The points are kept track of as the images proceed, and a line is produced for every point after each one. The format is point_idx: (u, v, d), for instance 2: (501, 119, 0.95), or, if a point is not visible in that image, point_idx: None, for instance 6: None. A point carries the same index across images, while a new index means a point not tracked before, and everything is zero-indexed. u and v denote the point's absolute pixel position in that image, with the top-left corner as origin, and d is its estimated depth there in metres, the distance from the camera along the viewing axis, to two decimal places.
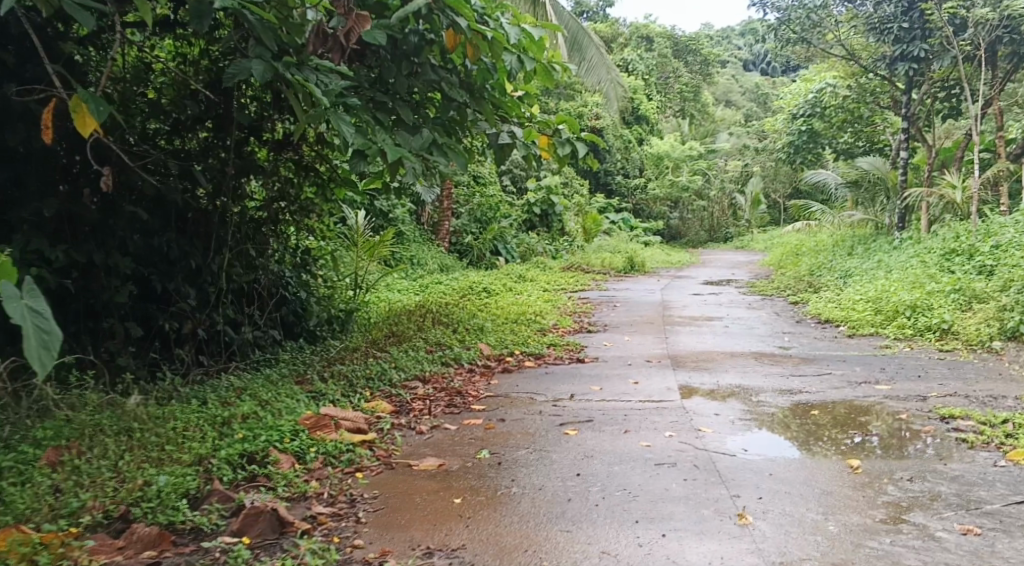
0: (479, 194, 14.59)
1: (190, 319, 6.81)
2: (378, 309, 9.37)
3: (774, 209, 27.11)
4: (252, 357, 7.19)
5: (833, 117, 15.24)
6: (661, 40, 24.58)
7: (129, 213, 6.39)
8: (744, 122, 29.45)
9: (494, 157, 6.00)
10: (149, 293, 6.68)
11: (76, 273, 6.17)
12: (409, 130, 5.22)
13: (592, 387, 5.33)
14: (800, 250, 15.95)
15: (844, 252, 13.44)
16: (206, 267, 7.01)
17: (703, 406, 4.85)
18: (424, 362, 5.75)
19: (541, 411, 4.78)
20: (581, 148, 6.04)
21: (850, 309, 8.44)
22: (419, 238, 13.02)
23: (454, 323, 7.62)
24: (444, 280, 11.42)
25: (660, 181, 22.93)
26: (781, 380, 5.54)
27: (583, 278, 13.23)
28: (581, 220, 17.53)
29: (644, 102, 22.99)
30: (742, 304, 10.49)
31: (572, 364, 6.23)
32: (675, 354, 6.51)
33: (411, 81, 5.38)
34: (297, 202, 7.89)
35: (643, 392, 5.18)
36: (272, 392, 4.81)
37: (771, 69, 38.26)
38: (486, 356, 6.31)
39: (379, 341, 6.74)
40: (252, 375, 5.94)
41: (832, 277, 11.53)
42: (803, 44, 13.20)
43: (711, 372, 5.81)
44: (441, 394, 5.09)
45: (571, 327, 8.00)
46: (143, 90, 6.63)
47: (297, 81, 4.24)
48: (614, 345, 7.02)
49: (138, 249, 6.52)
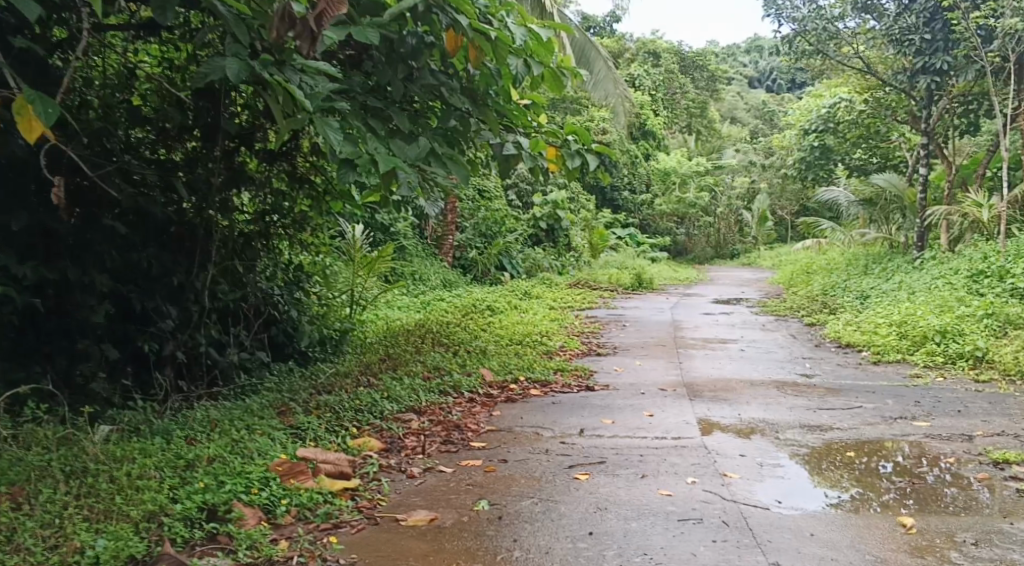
0: (484, 208, 14.15)
1: (171, 340, 6.39)
2: (375, 327, 8.91)
3: (781, 226, 26.72)
4: (237, 381, 6.77)
5: (847, 132, 14.81)
6: (668, 55, 24.23)
7: (106, 228, 5.97)
8: (751, 138, 29.07)
9: (498, 170, 5.55)
10: (127, 314, 6.26)
11: (49, 292, 5.76)
12: (405, 139, 4.79)
13: (603, 420, 4.86)
14: (812, 268, 15.51)
15: (859, 271, 13.01)
16: (189, 284, 6.59)
17: (727, 445, 4.39)
18: (421, 391, 5.29)
19: (547, 450, 4.32)
20: (591, 158, 5.54)
21: (873, 333, 8.00)
22: (422, 253, 12.58)
23: (454, 345, 7.16)
24: (447, 297, 10.97)
25: (667, 197, 22.48)
26: (809, 415, 5.07)
27: (590, 295, 12.79)
28: (588, 236, 17.11)
29: (651, 117, 22.60)
30: (757, 324, 10.04)
31: (581, 392, 5.76)
32: (691, 383, 6.05)
33: (408, 85, 4.94)
34: (289, 216, 7.44)
35: (660, 427, 4.71)
36: (249, 426, 4.36)
37: (776, 85, 37.89)
38: (488, 383, 5.86)
39: (373, 365, 6.30)
40: (234, 404, 5.49)
41: (848, 298, 11.09)
42: (818, 57, 12.80)
43: (731, 403, 5.35)
44: (437, 429, 4.63)
45: (579, 350, 7.53)
46: (124, 96, 6.23)
47: (277, 82, 3.79)
48: (625, 371, 6.55)
49: (116, 266, 6.11)
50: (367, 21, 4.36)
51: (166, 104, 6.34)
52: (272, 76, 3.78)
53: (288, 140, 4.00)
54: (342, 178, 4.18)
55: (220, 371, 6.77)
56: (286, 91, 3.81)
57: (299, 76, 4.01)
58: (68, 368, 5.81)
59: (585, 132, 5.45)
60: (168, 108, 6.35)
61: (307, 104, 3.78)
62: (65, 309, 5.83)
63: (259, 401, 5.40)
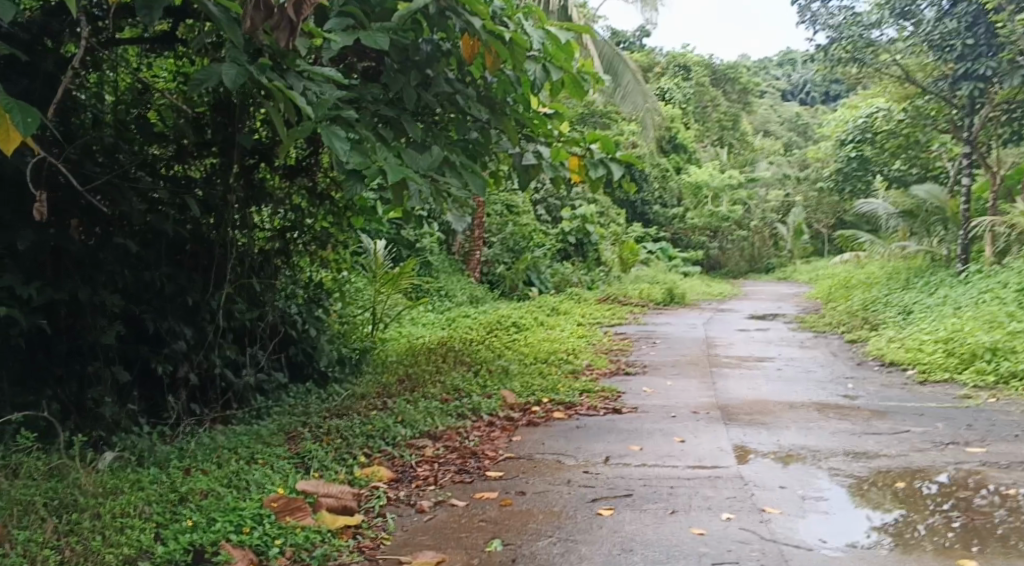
0: (512, 223, 13.87)
1: (185, 362, 6.18)
2: (398, 346, 8.65)
3: (817, 240, 26.17)
4: (253, 403, 6.56)
5: (885, 142, 14.35)
6: (699, 68, 23.88)
7: (117, 245, 5.77)
8: (785, 151, 28.58)
9: (518, 182, 5.27)
10: (140, 334, 6.07)
11: (62, 311, 5.59)
12: (417, 150, 4.54)
13: (630, 447, 4.56)
14: (850, 282, 15.07)
15: (899, 286, 12.56)
16: (205, 303, 6.38)
17: (766, 474, 4.06)
18: (436, 415, 5.02)
19: (569, 480, 4.03)
20: (615, 168, 5.24)
21: (918, 350, 7.61)
22: (448, 268, 12.33)
23: (476, 364, 6.88)
24: (473, 314, 10.70)
25: (700, 211, 22.06)
26: (852, 441, 4.73)
27: (620, 310, 12.45)
28: (618, 250, 16.77)
29: (681, 130, 22.29)
30: (794, 341, 9.66)
31: (607, 415, 5.46)
32: (724, 405, 5.71)
33: (422, 92, 4.68)
34: (310, 232, 7.23)
35: (692, 455, 4.39)
36: (252, 457, 4.12)
37: (810, 98, 37.32)
38: (509, 406, 5.57)
39: (391, 387, 6.05)
40: (244, 429, 5.26)
41: (890, 313, 10.67)
42: (853, 66, 12.44)
43: (769, 428, 5.02)
44: (452, 458, 4.35)
45: (607, 369, 7.22)
46: (137, 111, 6.08)
47: (277, 87, 3.54)
48: (655, 392, 6.22)
49: (128, 285, 5.92)
50: (377, 24, 4.11)
51: (182, 118, 6.17)
52: (272, 81, 3.54)
53: (290, 151, 3.77)
54: (348, 191, 3.92)
55: (236, 392, 6.56)
56: (286, 97, 3.58)
57: (302, 82, 3.78)
58: (80, 391, 5.61)
59: (608, 141, 5.14)
60: (184, 122, 6.17)
61: (308, 111, 3.54)
62: (76, 330, 5.66)
63: (268, 426, 5.16)
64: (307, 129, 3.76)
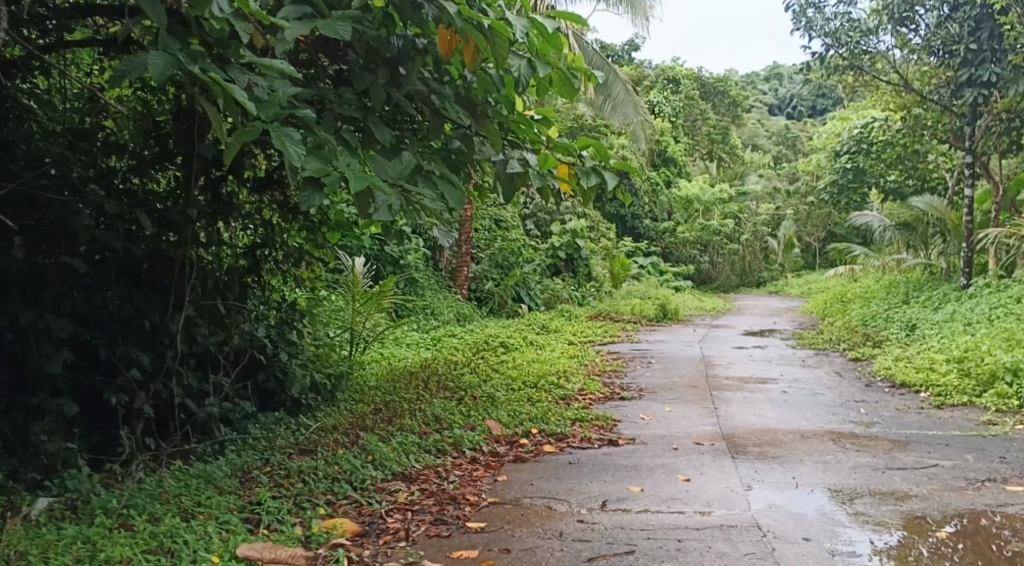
0: (500, 239, 13.38)
1: (142, 392, 5.66)
2: (378, 369, 8.11)
3: (808, 253, 25.85)
4: (217, 435, 6.00)
5: (882, 153, 13.94)
6: (688, 81, 23.51)
7: (64, 265, 5.25)
8: (774, 164, 28.24)
9: (503, 194, 4.78)
10: (92, 362, 5.56)
11: (7, 336, 5.13)
12: (385, 156, 4.04)
13: (630, 488, 4.05)
14: (848, 296, 14.64)
15: (899, 300, 12.13)
16: (164, 327, 5.85)
17: (786, 523, 3.57)
18: (411, 452, 4.51)
19: (561, 532, 3.52)
20: (608, 178, 4.73)
21: (930, 370, 7.14)
22: (434, 285, 11.82)
23: (460, 391, 6.35)
24: (459, 333, 10.18)
25: (690, 225, 21.63)
26: (875, 478, 4.23)
27: (612, 327, 11.94)
28: (608, 265, 16.29)
29: (671, 143, 21.94)
30: (796, 360, 9.17)
31: (602, 448, 4.95)
32: (730, 435, 5.21)
33: (393, 91, 4.19)
34: (281, 249, 6.71)
35: (699, 497, 3.89)
36: (193, 512, 3.62)
37: (797, 111, 37.05)
38: (495, 439, 5.05)
39: (366, 418, 5.53)
40: (200, 468, 4.74)
41: (893, 329, 10.23)
42: (850, 73, 11.96)
43: (782, 463, 4.53)
44: (429, 505, 3.84)
45: (599, 394, 6.69)
46: (91, 120, 5.60)
47: (214, 79, 3.03)
48: (653, 419, 5.72)
49: (78, 308, 5.41)
50: (338, 13, 3.64)
51: (139, 126, 5.67)
52: (208, 73, 3.07)
53: (234, 159, 3.29)
54: (303, 204, 3.41)
55: (199, 422, 6.01)
56: (225, 94, 3.10)
57: (245, 76, 3.31)
58: (25, 424, 5.07)
59: (601, 146, 4.64)
60: (141, 132, 5.66)
61: (251, 109, 3.06)
62: (18, 357, 5.15)
63: (224, 466, 4.65)
64: (255, 131, 3.27)
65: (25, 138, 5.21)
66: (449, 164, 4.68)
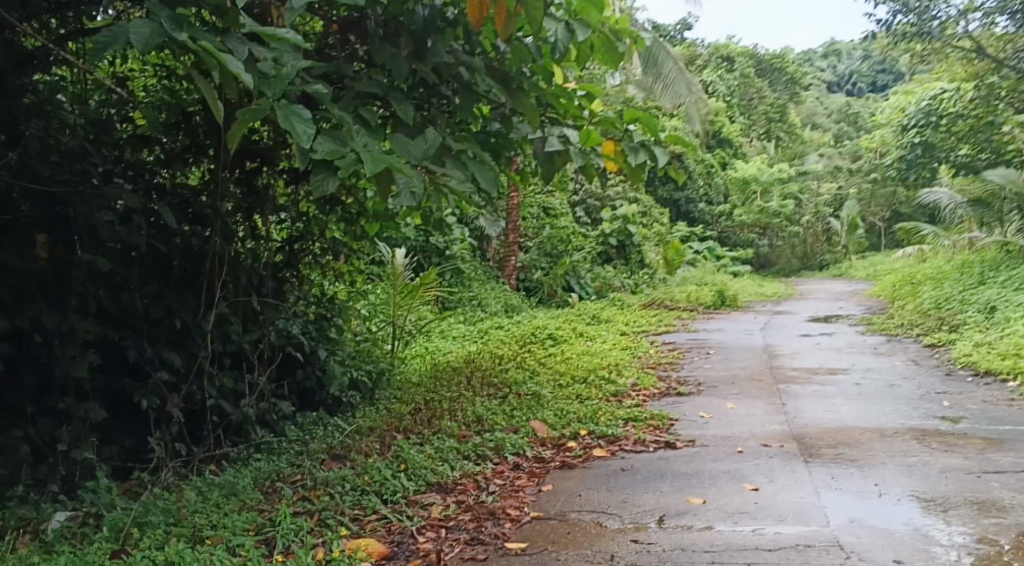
0: (550, 226, 12.99)
1: (174, 395, 5.36)
2: (420, 365, 7.77)
3: (871, 233, 25.00)
4: (252, 437, 5.69)
5: (952, 126, 13.22)
6: (742, 60, 22.80)
7: (88, 264, 4.97)
8: (834, 142, 27.34)
9: (540, 176, 4.39)
10: (121, 365, 5.28)
11: (36, 338, 4.86)
12: (409, 135, 3.66)
13: (690, 500, 3.62)
14: (917, 278, 13.94)
15: (974, 280, 11.44)
16: (196, 326, 5.54)
17: (872, 543, 3.12)
18: (447, 460, 4.15)
19: (612, 555, 3.14)
20: (658, 153, 4.27)
21: (1019, 358, 6.55)
22: (482, 275, 11.49)
23: (504, 388, 5.98)
24: (506, 324, 9.82)
25: (748, 207, 21.01)
26: (971, 485, 3.74)
27: (666, 316, 11.45)
28: (662, 250, 15.77)
29: (726, 124, 21.27)
30: (866, 348, 8.61)
31: (657, 451, 4.54)
32: (799, 435, 4.75)
33: (417, 64, 3.81)
34: (318, 242, 6.39)
35: (771, 510, 3.45)
36: (203, 535, 3.32)
37: (856, 88, 35.95)
38: (540, 442, 4.67)
39: (403, 419, 5.21)
40: (226, 477, 4.44)
41: (971, 312, 9.59)
42: (915, 41, 11.30)
43: (862, 468, 4.05)
44: (465, 522, 3.48)
45: (654, 389, 6.25)
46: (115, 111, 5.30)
47: (206, 48, 2.66)
48: (714, 418, 5.27)
49: (104, 309, 5.13)
50: None
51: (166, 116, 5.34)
52: (200, 41, 2.73)
53: (237, 140, 2.95)
54: (315, 189, 3.06)
55: (233, 424, 5.70)
56: (220, 64, 2.76)
57: (247, 46, 2.97)
58: (52, 430, 4.80)
59: (649, 117, 4.20)
60: (168, 123, 5.34)
61: (248, 81, 2.70)
62: (41, 360, 4.89)
63: (251, 476, 4.33)
64: (260, 109, 2.93)
65: (44, 134, 4.84)
66: (488, 149, 4.44)
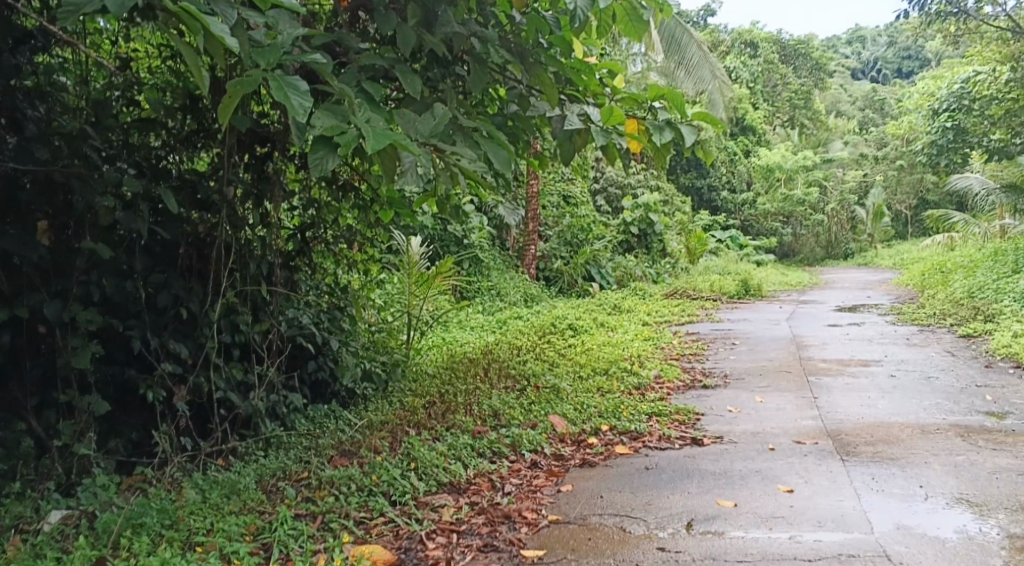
0: (569, 215, 12.74)
1: (180, 387, 5.14)
2: (437, 356, 7.54)
3: (897, 222, 24.59)
4: (261, 431, 5.43)
5: (985, 109, 12.85)
6: (766, 45, 22.43)
7: (89, 251, 4.76)
8: (859, 129, 26.87)
9: (560, 155, 4.13)
10: (125, 355, 5.08)
11: (38, 328, 4.66)
12: (417, 111, 3.44)
13: (721, 502, 3.39)
14: (946, 266, 13.60)
15: (1008, 269, 11.10)
16: (203, 316, 5.30)
17: (923, 554, 2.90)
18: (460, 457, 3.94)
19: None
20: (685, 131, 3.98)
21: None
22: (501, 264, 11.25)
23: (522, 381, 5.75)
24: (525, 315, 9.57)
25: (772, 195, 20.62)
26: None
27: (689, 306, 11.16)
28: (684, 239, 15.48)
29: (750, 110, 20.85)
30: (899, 338, 8.30)
31: (683, 448, 4.29)
32: (835, 432, 4.48)
33: (426, 35, 3.59)
34: (331, 230, 6.14)
35: (807, 515, 3.23)
36: (194, 542, 3.12)
37: (881, 75, 35.32)
38: (559, 439, 4.43)
39: (416, 413, 4.99)
40: (230, 474, 4.21)
41: (1006, 301, 9.27)
42: (948, 21, 11.02)
43: (906, 468, 3.80)
44: (478, 526, 3.26)
45: (679, 382, 5.99)
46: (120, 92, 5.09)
47: (185, 8, 2.42)
48: (743, 413, 5.01)
49: (106, 298, 4.92)
50: None
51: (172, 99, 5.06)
52: (180, 1, 2.49)
53: (228, 114, 2.76)
54: (312, 166, 2.84)
55: (241, 417, 5.44)
56: (203, 28, 2.52)
57: (239, 12, 2.74)
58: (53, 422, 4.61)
59: (676, 93, 3.92)
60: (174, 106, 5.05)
61: (233, 45, 2.50)
62: (43, 350, 4.70)
63: (257, 473, 4.10)
64: (252, 79, 2.73)
65: (45, 118, 4.64)
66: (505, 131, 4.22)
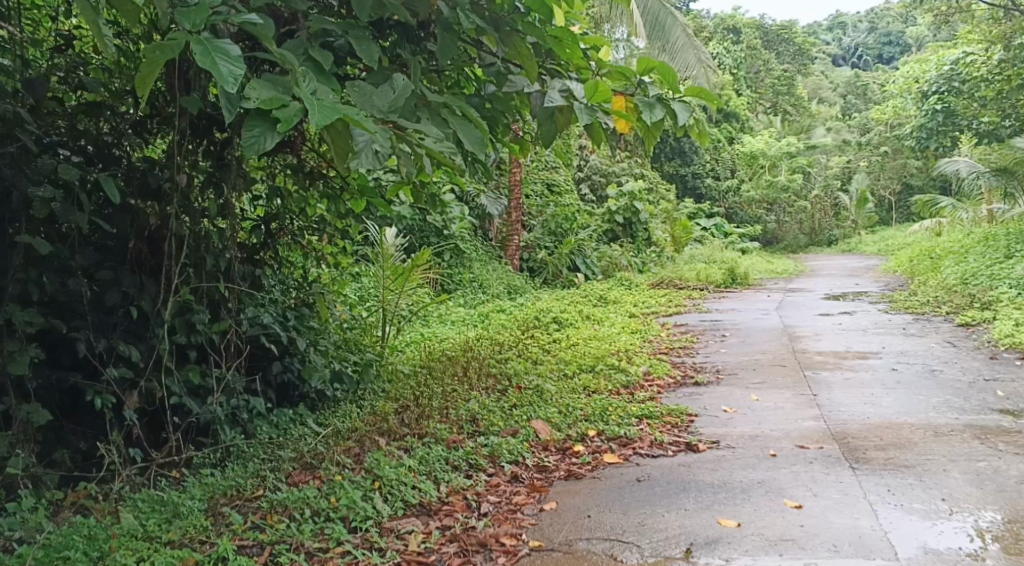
0: (553, 204, 12.33)
1: (132, 393, 4.67)
2: (415, 353, 7.13)
3: (881, 207, 24.35)
4: (221, 439, 4.99)
5: (975, 91, 12.55)
6: (749, 31, 22.14)
7: (26, 246, 4.30)
8: (842, 115, 26.62)
9: (539, 135, 3.78)
10: (70, 360, 4.62)
11: None
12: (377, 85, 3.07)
13: (723, 523, 3.11)
14: (936, 251, 13.31)
15: (1000, 254, 10.81)
16: (156, 316, 4.80)
17: None
18: (432, 470, 3.60)
19: None
20: (677, 108, 3.64)
21: None
22: (483, 255, 10.85)
23: (505, 381, 5.37)
24: (508, 308, 9.16)
25: (756, 181, 20.28)
26: None
27: (676, 296, 10.78)
28: (669, 228, 15.13)
29: (734, 97, 20.56)
30: (896, 327, 7.98)
31: (678, 455, 3.93)
32: (842, 435, 4.10)
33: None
34: (297, 221, 5.69)
35: (822, 537, 2.98)
36: None
37: (863, 61, 35.00)
38: (543, 447, 4.07)
39: (387, 417, 4.60)
40: (180, 492, 3.79)
41: (1003, 287, 8.97)
42: None
43: (921, 475, 3.49)
44: (449, 557, 3.01)
45: (668, 379, 5.62)
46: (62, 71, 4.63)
47: None
48: (738, 413, 4.65)
49: (47, 297, 4.47)
50: None
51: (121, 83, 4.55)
52: None
53: (147, 84, 2.42)
54: (249, 145, 2.45)
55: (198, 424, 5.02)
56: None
57: None
58: None
59: (666, 64, 3.57)
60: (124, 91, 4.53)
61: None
62: None
63: (207, 492, 3.69)
64: (174, 43, 2.39)
65: None
66: (483, 116, 3.90)
